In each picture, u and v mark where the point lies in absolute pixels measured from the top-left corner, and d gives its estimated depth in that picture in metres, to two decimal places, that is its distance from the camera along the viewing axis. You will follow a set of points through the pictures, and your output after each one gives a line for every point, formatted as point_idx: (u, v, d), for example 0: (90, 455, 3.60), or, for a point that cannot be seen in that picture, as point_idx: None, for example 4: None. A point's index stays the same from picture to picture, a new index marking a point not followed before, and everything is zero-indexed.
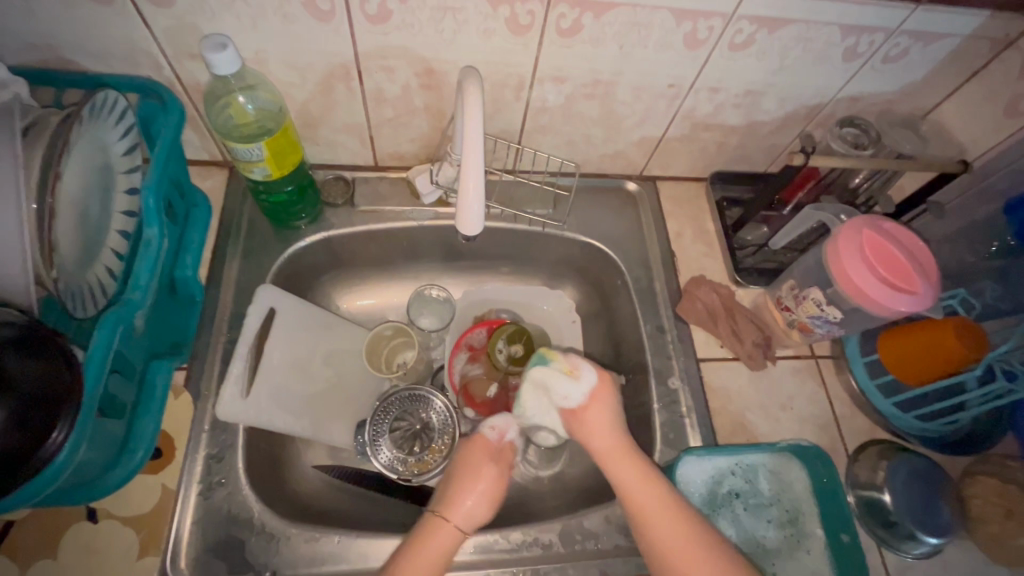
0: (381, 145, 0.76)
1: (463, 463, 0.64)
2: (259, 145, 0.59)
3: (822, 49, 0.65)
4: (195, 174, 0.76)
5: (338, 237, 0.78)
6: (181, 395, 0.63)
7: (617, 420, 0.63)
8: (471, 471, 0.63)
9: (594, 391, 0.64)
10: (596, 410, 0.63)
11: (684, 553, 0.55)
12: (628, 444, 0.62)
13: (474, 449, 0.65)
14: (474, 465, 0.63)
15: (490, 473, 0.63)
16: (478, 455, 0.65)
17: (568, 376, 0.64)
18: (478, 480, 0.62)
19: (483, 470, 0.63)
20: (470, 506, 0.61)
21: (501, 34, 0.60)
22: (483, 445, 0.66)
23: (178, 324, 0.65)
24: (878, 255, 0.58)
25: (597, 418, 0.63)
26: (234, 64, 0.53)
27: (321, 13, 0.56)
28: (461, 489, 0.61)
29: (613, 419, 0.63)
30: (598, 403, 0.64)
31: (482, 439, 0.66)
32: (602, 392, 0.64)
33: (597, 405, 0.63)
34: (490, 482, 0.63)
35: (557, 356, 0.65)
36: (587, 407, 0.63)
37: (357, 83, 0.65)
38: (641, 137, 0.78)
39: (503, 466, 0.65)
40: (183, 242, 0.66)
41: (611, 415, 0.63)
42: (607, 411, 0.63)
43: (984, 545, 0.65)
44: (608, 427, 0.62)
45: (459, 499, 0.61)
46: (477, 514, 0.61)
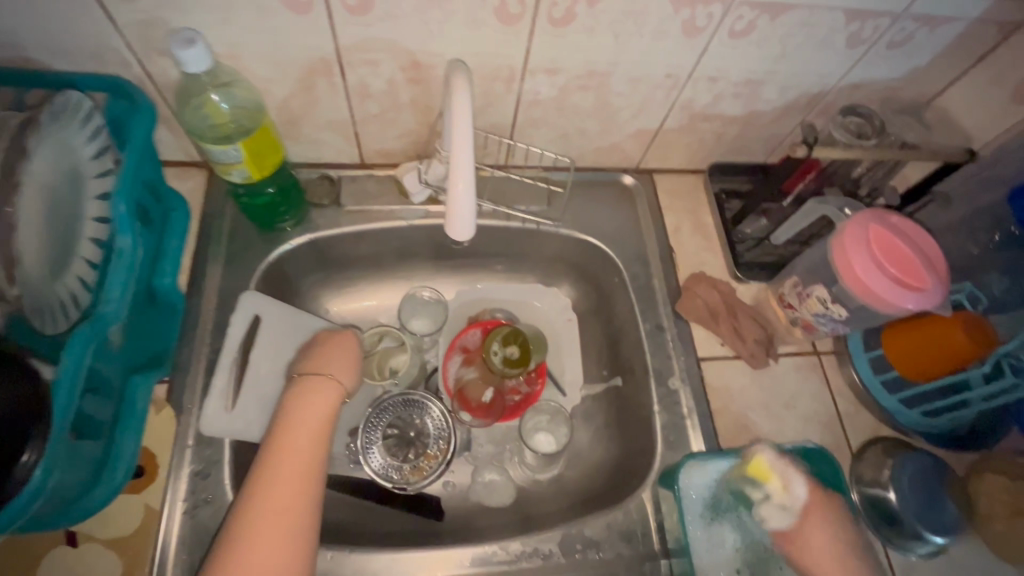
0: (367, 142, 0.72)
1: (318, 358, 0.63)
2: (236, 147, 0.56)
3: (825, 35, 0.62)
4: (172, 176, 0.72)
5: (325, 239, 0.75)
6: (163, 409, 0.60)
7: (846, 546, 0.58)
8: (327, 356, 0.63)
9: (808, 513, 0.59)
10: (818, 536, 0.58)
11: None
12: (851, 562, 0.57)
13: (315, 385, 0.60)
14: (336, 349, 0.64)
15: (332, 392, 0.60)
16: (315, 390, 0.59)
17: (785, 501, 0.59)
18: (327, 367, 0.62)
19: (340, 347, 0.65)
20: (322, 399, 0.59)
21: (490, 24, 0.57)
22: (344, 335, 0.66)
23: (160, 335, 0.62)
24: (888, 252, 0.56)
25: (820, 543, 0.58)
26: (206, 61, 0.50)
27: (298, 4, 0.53)
28: (301, 419, 0.56)
29: (841, 544, 0.57)
30: (816, 526, 0.58)
31: (334, 335, 0.66)
32: (817, 513, 0.58)
33: (813, 527, 0.58)
34: (345, 357, 0.64)
35: (771, 476, 0.59)
36: (804, 534, 0.58)
37: (339, 77, 0.62)
38: (638, 129, 0.75)
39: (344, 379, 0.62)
40: (160, 249, 0.63)
41: (835, 540, 0.58)
42: (832, 534, 0.58)
43: (991, 543, 0.64)
44: (835, 552, 0.57)
45: (301, 430, 0.55)
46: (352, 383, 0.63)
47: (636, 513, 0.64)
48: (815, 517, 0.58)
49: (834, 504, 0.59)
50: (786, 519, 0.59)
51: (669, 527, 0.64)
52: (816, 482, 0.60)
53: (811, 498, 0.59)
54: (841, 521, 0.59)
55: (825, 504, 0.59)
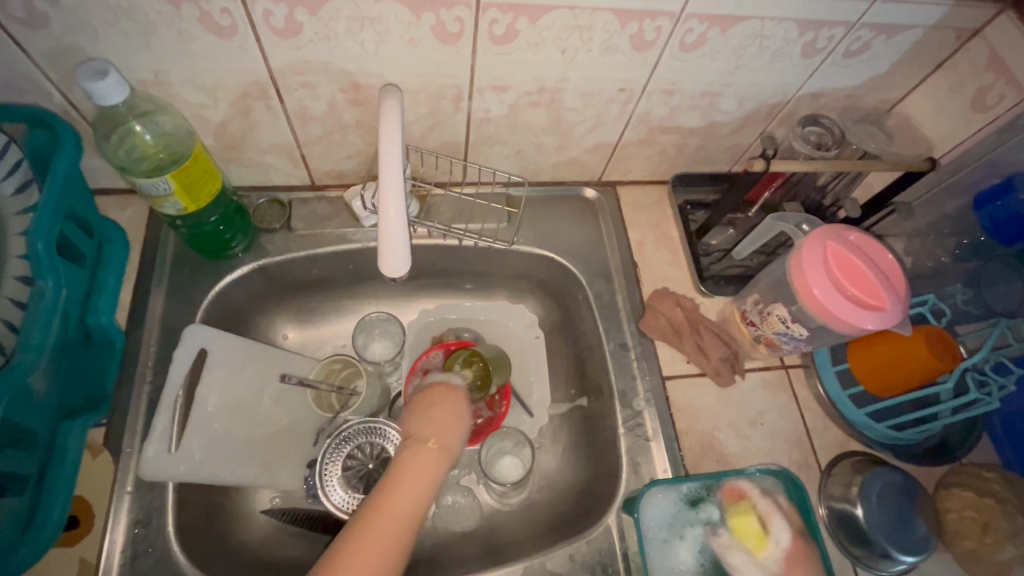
0: (315, 164, 0.70)
1: (429, 415, 0.62)
2: (165, 178, 0.53)
3: (779, 46, 0.61)
4: (112, 204, 0.69)
5: (275, 264, 0.72)
6: (99, 454, 0.57)
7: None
8: (436, 416, 0.61)
9: (789, 554, 0.57)
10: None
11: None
12: None
13: (422, 447, 0.58)
14: (445, 406, 0.63)
15: (433, 456, 0.58)
16: (418, 448, 0.58)
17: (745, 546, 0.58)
18: (439, 422, 0.61)
19: (448, 403, 0.63)
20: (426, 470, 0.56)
21: (428, 43, 0.55)
22: (449, 393, 0.65)
23: (95, 376, 0.59)
24: (844, 270, 0.55)
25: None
26: (123, 91, 0.47)
27: (222, 28, 0.50)
28: (413, 480, 0.55)
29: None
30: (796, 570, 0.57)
31: (452, 386, 0.66)
32: (799, 557, 0.57)
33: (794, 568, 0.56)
34: (459, 412, 0.63)
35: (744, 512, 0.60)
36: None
37: (276, 101, 0.59)
38: (596, 143, 0.73)
39: (444, 439, 0.60)
40: (95, 284, 0.61)
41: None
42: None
43: (961, 559, 0.63)
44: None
45: (411, 493, 0.54)
46: (451, 443, 0.60)
47: (600, 542, 0.63)
48: (799, 562, 0.57)
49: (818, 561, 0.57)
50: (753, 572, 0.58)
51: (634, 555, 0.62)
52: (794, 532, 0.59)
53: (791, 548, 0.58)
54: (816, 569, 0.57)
55: (813, 554, 0.57)
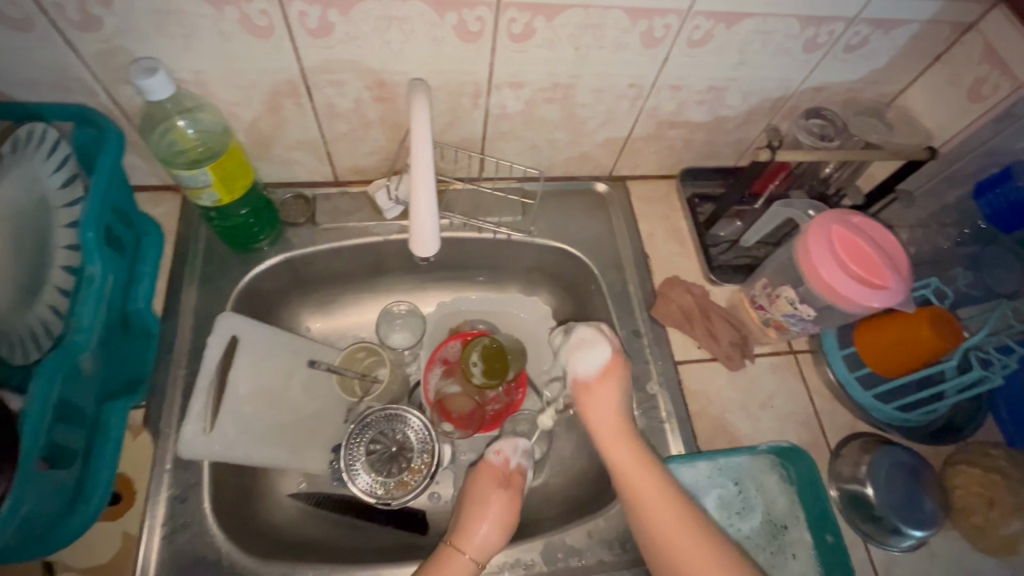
0: (339, 160, 0.73)
1: (469, 517, 0.61)
2: (204, 171, 0.57)
3: (782, 41, 0.64)
4: (146, 200, 0.72)
5: (300, 257, 0.75)
6: (139, 435, 0.60)
7: (654, 468, 0.59)
8: (474, 521, 0.60)
9: (612, 366, 0.64)
10: (606, 394, 0.63)
11: (683, 542, 0.55)
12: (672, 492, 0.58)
13: (456, 558, 0.58)
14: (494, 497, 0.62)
15: (464, 568, 0.57)
16: (455, 556, 0.58)
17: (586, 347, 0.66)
18: (480, 527, 0.60)
19: (491, 499, 0.62)
20: (484, 533, 0.60)
21: (451, 42, 0.58)
22: (500, 488, 0.63)
23: (134, 360, 0.62)
24: (847, 249, 0.57)
25: (605, 396, 0.63)
26: (168, 88, 0.50)
27: (259, 30, 0.54)
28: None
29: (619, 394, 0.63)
30: (610, 381, 0.64)
31: (494, 468, 0.65)
32: (619, 370, 0.64)
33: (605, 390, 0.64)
34: (502, 509, 0.61)
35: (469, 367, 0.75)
36: (602, 382, 0.64)
37: (306, 98, 0.62)
38: (607, 138, 0.76)
39: (477, 548, 0.59)
40: (134, 273, 0.64)
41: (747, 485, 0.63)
42: (619, 393, 0.64)
43: (968, 534, 0.65)
44: (606, 416, 0.62)
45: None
46: (487, 549, 0.60)
47: (617, 519, 0.65)
48: (613, 375, 0.64)
49: (627, 380, 0.65)
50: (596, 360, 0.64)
51: None
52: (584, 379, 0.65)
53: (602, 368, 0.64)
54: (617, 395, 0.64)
55: (623, 370, 0.65)
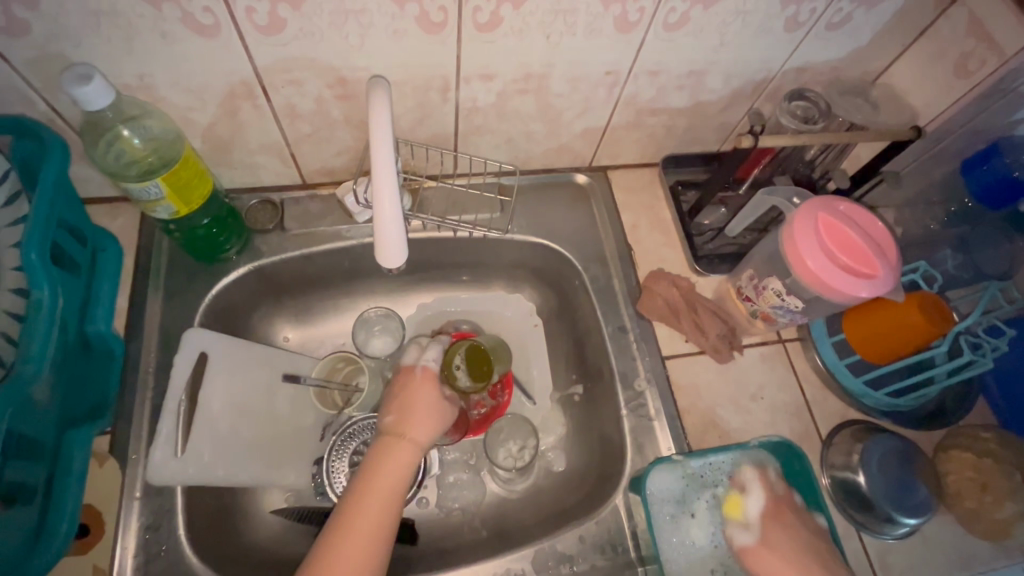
0: (305, 162, 0.70)
1: (401, 409, 0.64)
2: (156, 183, 0.53)
3: (762, 22, 0.61)
4: (103, 213, 0.68)
5: (270, 265, 0.72)
6: (106, 463, 0.57)
7: None
8: (413, 412, 0.64)
9: (767, 517, 0.60)
10: (773, 551, 0.58)
11: None
12: None
13: (399, 445, 0.62)
14: (427, 397, 0.66)
15: (410, 451, 0.62)
16: (394, 443, 0.62)
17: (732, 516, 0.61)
18: (416, 417, 0.64)
19: (426, 396, 0.66)
20: (421, 421, 0.64)
21: (413, 34, 0.54)
22: (423, 385, 0.67)
23: (96, 385, 0.59)
24: (833, 236, 0.56)
25: (778, 535, 0.59)
26: (108, 96, 0.47)
27: (205, 28, 0.50)
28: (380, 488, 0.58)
29: (798, 545, 0.58)
30: (773, 531, 0.59)
31: (424, 375, 0.67)
32: (777, 518, 0.60)
33: (771, 531, 0.59)
34: (436, 400, 0.66)
35: (738, 513, 0.61)
36: (764, 541, 0.59)
37: (263, 100, 0.59)
38: (585, 128, 0.74)
39: (418, 431, 0.63)
40: (91, 292, 0.61)
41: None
42: (790, 536, 0.58)
43: (962, 520, 0.64)
44: (788, 552, 0.57)
45: (381, 499, 0.57)
46: (428, 437, 0.64)
47: (608, 522, 0.64)
48: (775, 525, 0.59)
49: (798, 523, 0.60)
50: (746, 538, 0.60)
51: (642, 533, 0.63)
52: (776, 492, 0.61)
53: (764, 509, 0.61)
54: (802, 527, 0.59)
55: (784, 517, 0.60)
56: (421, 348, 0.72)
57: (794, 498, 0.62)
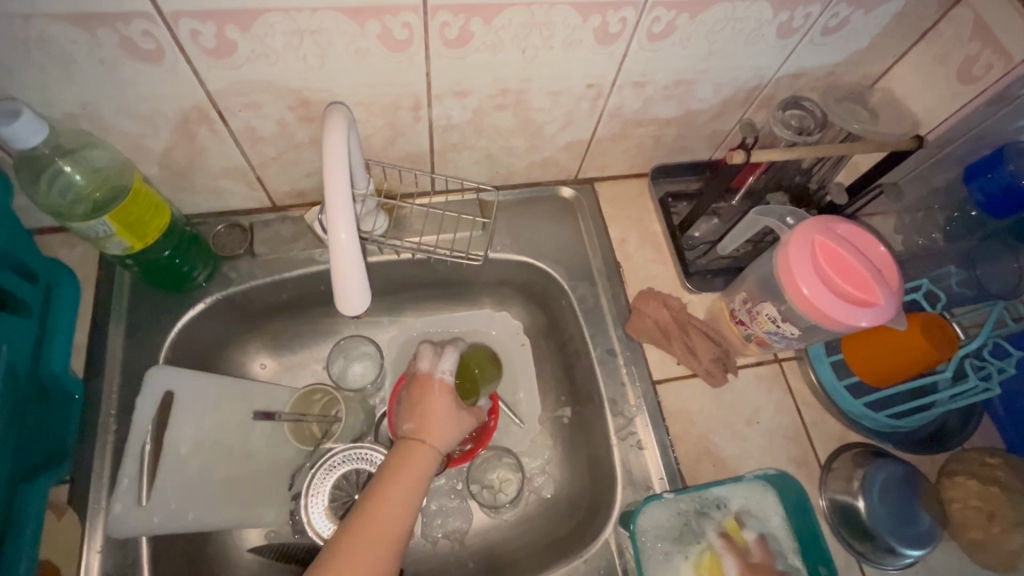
0: (273, 185, 0.66)
1: (420, 416, 0.61)
2: (104, 221, 0.50)
3: (753, 28, 0.57)
4: (59, 243, 0.65)
5: (240, 293, 0.68)
6: (65, 514, 0.55)
7: None
8: (432, 418, 0.61)
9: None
10: None
11: None
12: None
13: (423, 449, 0.59)
14: (446, 404, 0.62)
15: (429, 457, 0.59)
16: (417, 447, 0.59)
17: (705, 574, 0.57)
18: (438, 421, 0.61)
19: (446, 402, 0.63)
20: (444, 427, 0.61)
21: (377, 53, 0.51)
22: (441, 394, 0.63)
23: (53, 431, 0.56)
24: (836, 267, 0.52)
25: None
26: (41, 131, 0.43)
27: (147, 53, 0.46)
28: (399, 488, 0.55)
29: None
30: None
31: (437, 380, 0.64)
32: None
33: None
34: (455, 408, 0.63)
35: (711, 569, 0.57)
36: None
37: (220, 124, 0.55)
38: (569, 141, 0.70)
39: (440, 438, 0.60)
40: (44, 332, 0.58)
41: None
42: None
43: (967, 549, 0.61)
44: None
45: (399, 500, 0.54)
46: (448, 444, 0.61)
47: (598, 559, 0.61)
48: None
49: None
50: None
51: (633, 570, 0.60)
52: (751, 558, 0.58)
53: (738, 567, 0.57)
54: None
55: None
56: (436, 353, 0.66)
57: (769, 560, 0.58)
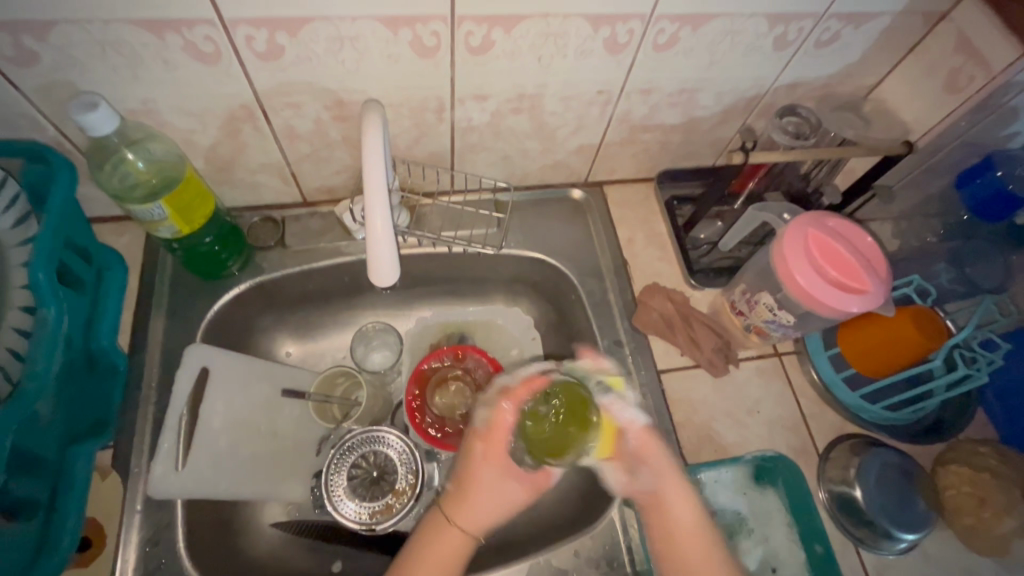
0: (305, 180, 0.71)
1: (458, 490, 0.58)
2: (159, 205, 0.55)
3: (750, 41, 0.62)
4: (108, 231, 0.70)
5: (272, 281, 0.73)
6: (108, 476, 0.59)
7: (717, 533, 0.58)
8: (470, 496, 0.57)
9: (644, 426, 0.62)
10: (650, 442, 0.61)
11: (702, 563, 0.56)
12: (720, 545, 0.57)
13: (450, 533, 0.56)
14: (489, 481, 0.57)
15: (460, 538, 0.56)
16: (447, 527, 0.57)
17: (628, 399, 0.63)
18: (474, 502, 0.57)
19: (489, 485, 0.57)
20: (479, 508, 0.57)
21: (408, 58, 0.56)
22: (484, 463, 0.58)
23: (98, 400, 0.61)
24: (828, 258, 0.56)
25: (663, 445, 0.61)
26: (113, 121, 0.49)
27: (206, 56, 0.52)
28: (429, 571, 0.54)
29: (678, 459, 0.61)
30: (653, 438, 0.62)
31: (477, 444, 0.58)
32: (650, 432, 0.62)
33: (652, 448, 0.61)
34: (501, 489, 0.57)
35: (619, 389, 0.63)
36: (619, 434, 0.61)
37: (263, 122, 0.60)
38: (580, 145, 0.75)
39: (471, 519, 0.57)
40: (96, 310, 0.63)
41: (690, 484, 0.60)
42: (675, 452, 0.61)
43: (962, 536, 0.63)
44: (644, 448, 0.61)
45: None
46: (482, 524, 0.57)
47: (604, 536, 0.64)
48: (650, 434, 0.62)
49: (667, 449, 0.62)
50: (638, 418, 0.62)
51: (637, 548, 0.63)
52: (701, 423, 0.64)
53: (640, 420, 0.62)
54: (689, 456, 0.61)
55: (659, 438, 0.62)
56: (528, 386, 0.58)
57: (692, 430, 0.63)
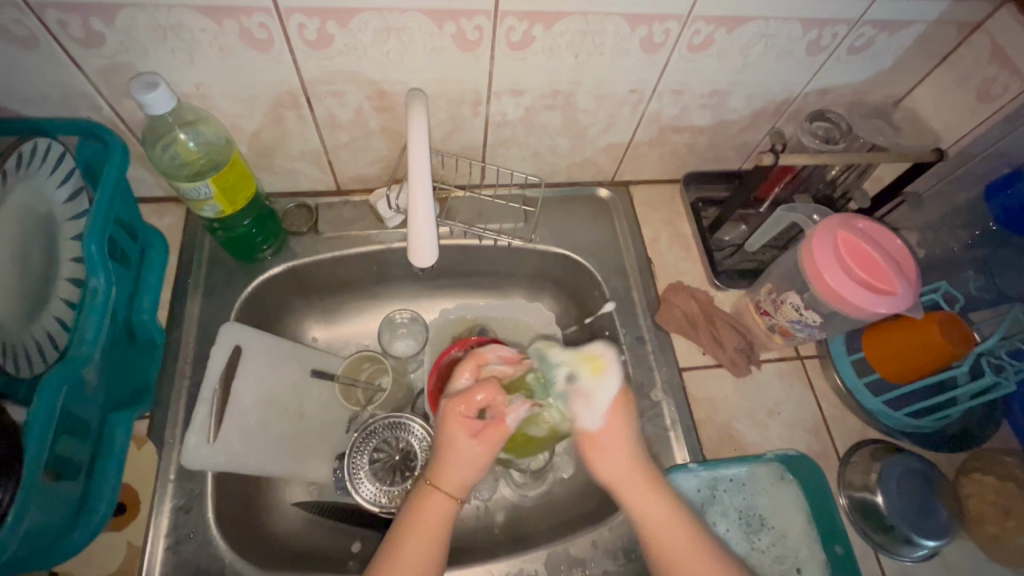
0: (341, 169, 0.73)
1: (438, 458, 0.57)
2: (206, 183, 0.57)
3: (784, 44, 0.63)
4: (151, 212, 0.73)
5: (303, 266, 0.75)
6: (144, 445, 0.61)
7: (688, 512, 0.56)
8: (446, 462, 0.56)
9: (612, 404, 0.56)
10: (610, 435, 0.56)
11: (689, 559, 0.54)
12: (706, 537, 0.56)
13: (435, 499, 0.56)
14: (460, 449, 0.55)
15: (446, 502, 0.56)
16: (432, 495, 0.56)
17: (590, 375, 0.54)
18: (451, 467, 0.56)
19: (461, 450, 0.55)
20: (460, 474, 0.56)
21: (450, 51, 0.58)
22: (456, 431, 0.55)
23: (138, 371, 0.63)
24: (857, 258, 0.56)
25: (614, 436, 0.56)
26: (170, 102, 0.51)
27: (259, 43, 0.54)
28: (419, 537, 0.54)
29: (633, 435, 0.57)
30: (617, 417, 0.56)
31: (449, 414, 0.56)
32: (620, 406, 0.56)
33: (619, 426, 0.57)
34: (476, 452, 0.55)
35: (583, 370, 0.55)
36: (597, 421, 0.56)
37: (306, 109, 0.63)
38: (609, 144, 0.76)
39: (452, 483, 0.56)
40: (139, 285, 0.65)
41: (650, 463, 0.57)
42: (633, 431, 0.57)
43: (983, 545, 0.63)
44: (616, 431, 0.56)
45: (421, 549, 0.54)
46: (464, 486, 0.56)
47: (621, 528, 0.64)
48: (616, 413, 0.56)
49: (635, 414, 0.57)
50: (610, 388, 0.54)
51: None
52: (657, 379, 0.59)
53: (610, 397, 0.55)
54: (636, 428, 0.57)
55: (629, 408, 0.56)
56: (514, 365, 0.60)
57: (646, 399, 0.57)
